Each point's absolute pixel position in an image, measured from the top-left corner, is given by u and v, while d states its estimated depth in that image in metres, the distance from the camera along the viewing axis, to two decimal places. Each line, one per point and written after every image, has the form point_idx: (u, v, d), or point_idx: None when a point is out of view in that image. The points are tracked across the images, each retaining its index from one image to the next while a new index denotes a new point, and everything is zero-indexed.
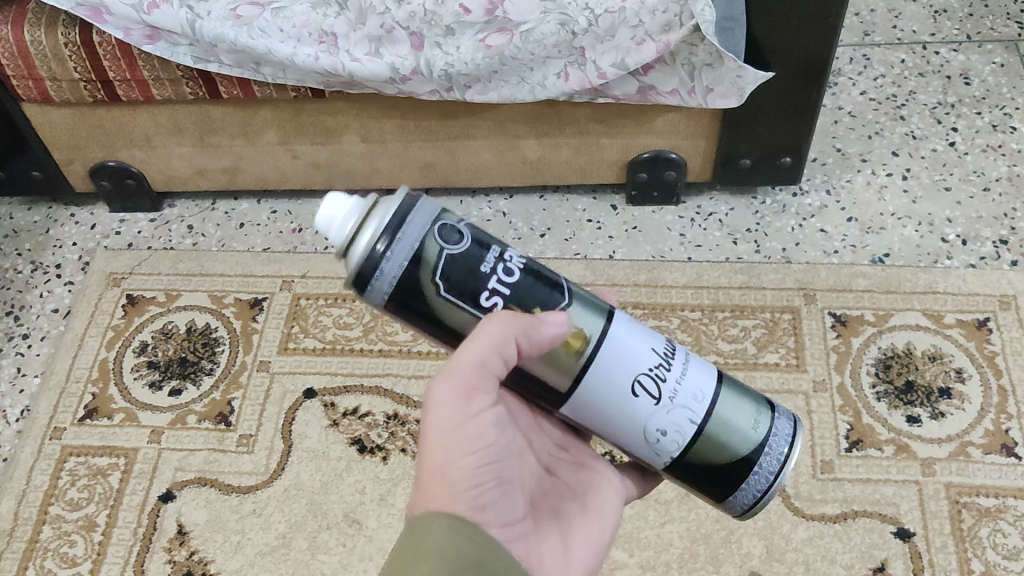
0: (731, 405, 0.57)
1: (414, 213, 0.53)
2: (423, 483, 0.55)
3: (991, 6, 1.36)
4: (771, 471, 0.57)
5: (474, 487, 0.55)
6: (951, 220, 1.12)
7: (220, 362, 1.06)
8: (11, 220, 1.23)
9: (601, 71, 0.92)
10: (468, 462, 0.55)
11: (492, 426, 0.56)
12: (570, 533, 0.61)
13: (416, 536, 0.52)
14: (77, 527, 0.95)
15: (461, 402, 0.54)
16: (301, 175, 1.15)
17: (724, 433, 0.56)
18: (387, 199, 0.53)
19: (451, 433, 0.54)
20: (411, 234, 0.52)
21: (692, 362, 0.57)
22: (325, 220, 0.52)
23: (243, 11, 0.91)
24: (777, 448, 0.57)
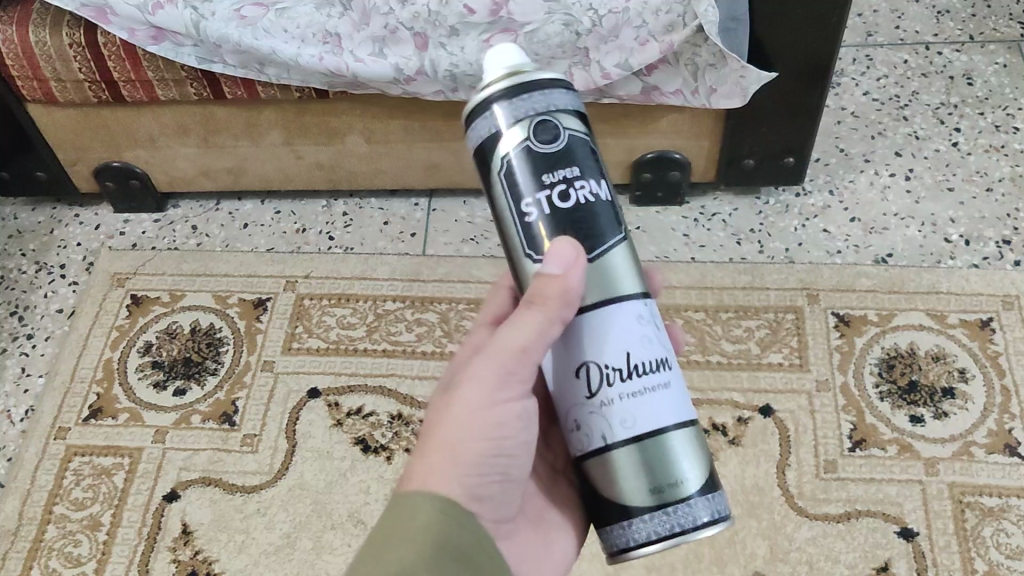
0: (660, 450, 0.51)
1: (557, 94, 0.51)
2: (429, 452, 0.54)
3: (993, 6, 1.37)
4: (659, 531, 0.51)
5: (480, 474, 0.54)
6: (954, 220, 1.12)
7: (224, 361, 1.06)
8: (15, 220, 1.23)
9: (606, 71, 0.92)
10: (484, 447, 0.54)
11: (515, 418, 0.55)
12: (544, 543, 0.62)
13: (403, 512, 0.50)
14: (82, 527, 0.95)
15: (491, 385, 0.54)
16: (306, 176, 1.15)
17: (631, 463, 0.51)
18: (548, 71, 0.51)
19: (476, 414, 0.54)
20: (533, 105, 0.50)
21: (662, 397, 0.52)
22: (487, 55, 0.52)
23: (248, 12, 0.92)
24: (680, 517, 0.51)
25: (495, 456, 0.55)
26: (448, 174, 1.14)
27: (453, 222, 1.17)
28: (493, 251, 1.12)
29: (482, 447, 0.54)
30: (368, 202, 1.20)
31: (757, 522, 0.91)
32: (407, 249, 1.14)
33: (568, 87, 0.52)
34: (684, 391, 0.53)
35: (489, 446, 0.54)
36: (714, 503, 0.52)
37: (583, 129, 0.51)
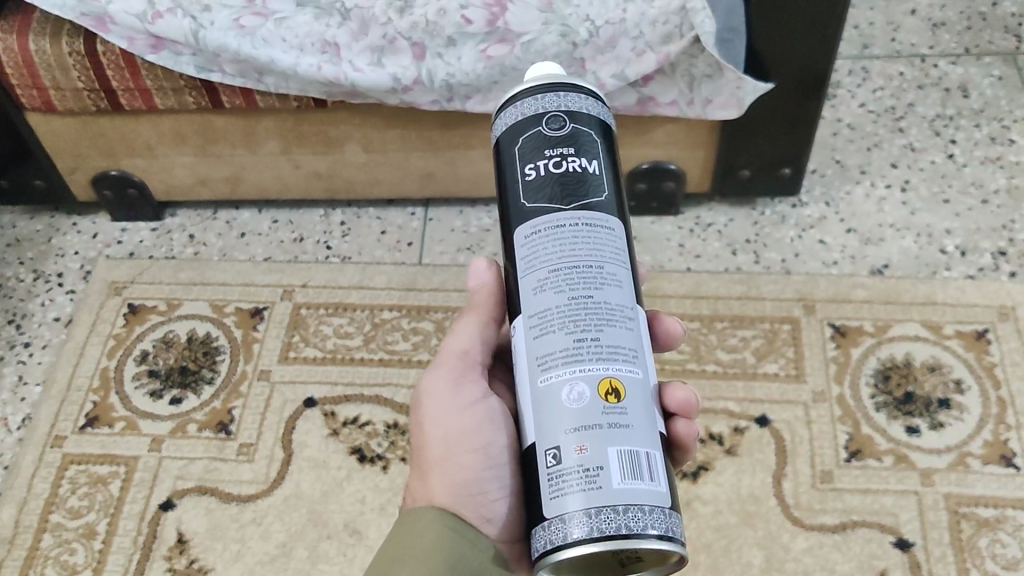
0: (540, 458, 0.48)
1: (516, 104, 0.52)
2: (427, 479, 0.57)
3: (989, 19, 1.37)
4: (541, 546, 0.47)
5: (476, 489, 0.55)
6: (950, 231, 1.12)
7: (221, 370, 1.06)
8: (13, 229, 1.23)
9: (601, 82, 0.92)
10: (471, 458, 0.56)
11: (488, 419, 0.57)
12: None
13: (409, 531, 0.53)
14: (78, 535, 0.95)
15: (458, 396, 0.58)
16: (303, 185, 1.16)
17: (531, 468, 0.49)
18: (522, 89, 0.52)
19: (449, 425, 0.58)
20: (501, 108, 0.53)
21: (537, 403, 0.49)
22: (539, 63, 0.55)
23: (246, 21, 0.92)
24: (557, 528, 0.46)
25: (485, 464, 0.56)
26: (444, 184, 1.14)
27: (449, 231, 1.17)
28: None
29: (469, 460, 0.56)
30: (366, 211, 1.20)
31: (751, 532, 0.91)
32: (404, 258, 1.14)
33: (510, 109, 0.52)
34: (533, 409, 0.49)
35: (477, 454, 0.56)
36: (539, 533, 0.47)
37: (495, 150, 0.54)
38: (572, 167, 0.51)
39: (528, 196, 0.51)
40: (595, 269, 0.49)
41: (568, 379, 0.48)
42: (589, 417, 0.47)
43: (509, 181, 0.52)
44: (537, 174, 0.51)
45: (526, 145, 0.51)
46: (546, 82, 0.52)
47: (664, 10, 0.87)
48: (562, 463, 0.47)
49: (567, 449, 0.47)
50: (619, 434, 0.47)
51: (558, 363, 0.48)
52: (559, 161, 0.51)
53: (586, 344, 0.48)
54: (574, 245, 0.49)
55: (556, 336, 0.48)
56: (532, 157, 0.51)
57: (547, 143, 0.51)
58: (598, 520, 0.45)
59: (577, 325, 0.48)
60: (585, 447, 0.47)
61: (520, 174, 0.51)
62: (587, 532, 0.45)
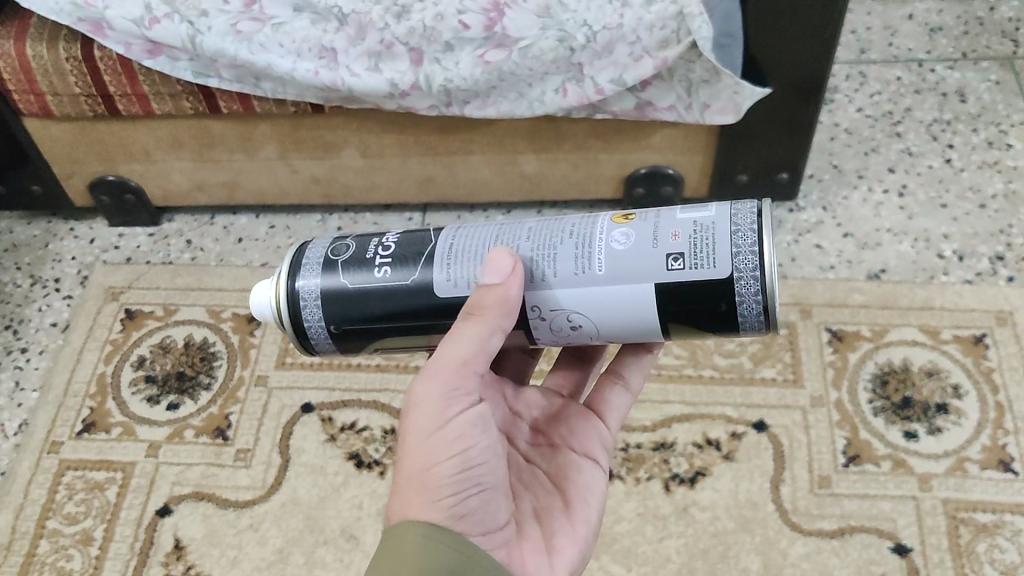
0: (674, 281, 0.53)
1: (306, 287, 0.58)
2: (403, 488, 0.56)
3: (985, 24, 1.37)
4: (748, 279, 0.52)
5: (457, 495, 0.56)
6: (948, 236, 1.12)
7: (218, 376, 1.06)
8: (11, 234, 1.23)
9: (600, 86, 0.93)
10: (451, 465, 0.56)
11: (472, 425, 0.57)
12: (552, 532, 0.62)
13: (394, 549, 0.53)
14: (75, 541, 0.95)
15: (445, 405, 0.56)
16: (300, 190, 1.16)
17: (674, 291, 0.53)
18: (287, 278, 0.58)
19: (430, 434, 0.56)
20: (307, 305, 0.58)
21: (622, 268, 0.54)
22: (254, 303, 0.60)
23: (244, 26, 0.91)
24: (744, 278, 0.52)
25: (464, 470, 0.56)
26: (442, 189, 1.14)
27: None
28: None
29: (449, 467, 0.56)
30: (363, 216, 1.20)
31: (749, 537, 0.91)
32: None
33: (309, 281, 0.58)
34: (624, 281, 0.54)
35: (455, 461, 0.56)
36: (743, 292, 0.52)
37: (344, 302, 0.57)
38: (394, 240, 0.59)
39: (406, 276, 0.57)
40: (517, 223, 0.58)
41: (610, 242, 0.55)
42: (645, 229, 0.55)
43: (378, 298, 0.57)
44: (389, 266, 0.57)
45: (353, 271, 0.57)
46: (288, 267, 0.59)
47: (662, 15, 0.86)
48: (684, 254, 0.53)
49: (674, 248, 0.53)
50: (668, 213, 0.55)
51: (593, 244, 0.55)
52: (383, 245, 0.58)
53: (579, 224, 0.57)
54: (486, 228, 0.58)
55: (563, 248, 0.56)
56: (370, 271, 0.57)
57: (362, 252, 0.58)
58: (743, 234, 0.52)
59: (558, 228, 0.57)
60: (674, 230, 0.54)
61: (380, 281, 0.57)
62: (754, 232, 0.52)
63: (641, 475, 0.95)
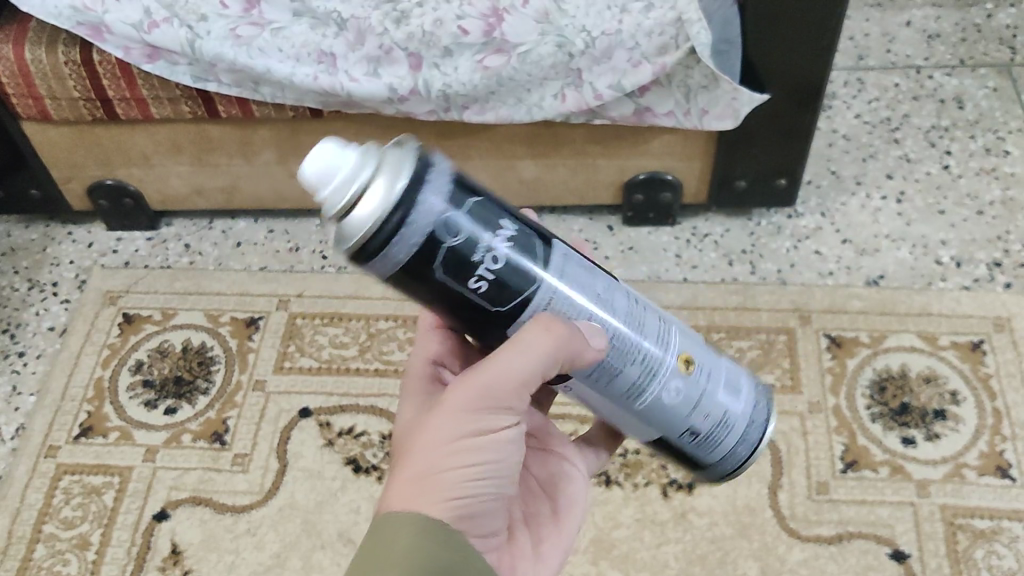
0: (680, 444, 0.58)
1: (415, 216, 0.47)
2: (411, 479, 0.54)
3: (983, 31, 1.38)
4: (722, 467, 0.60)
5: (466, 501, 0.55)
6: (945, 242, 1.12)
7: (215, 380, 1.06)
8: (9, 238, 1.23)
9: (598, 92, 0.93)
10: (468, 475, 0.55)
11: (502, 446, 0.56)
12: (538, 540, 0.63)
13: (392, 537, 0.51)
14: (71, 546, 0.95)
15: (485, 416, 0.55)
16: (299, 196, 1.16)
17: (672, 446, 0.59)
18: (403, 186, 0.46)
19: (459, 438, 0.55)
20: (399, 236, 0.47)
21: (652, 418, 0.56)
22: (320, 161, 0.47)
23: (243, 31, 0.92)
24: (720, 465, 0.60)
25: (479, 482, 0.55)
26: None
27: None
28: None
29: (466, 475, 0.55)
30: None
31: (748, 543, 0.91)
32: None
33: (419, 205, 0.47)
34: (649, 420, 0.56)
35: (479, 469, 0.55)
36: (710, 469, 0.61)
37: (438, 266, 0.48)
38: (507, 249, 0.49)
39: (497, 303, 0.50)
40: (607, 304, 0.53)
41: (664, 394, 0.55)
42: (693, 394, 0.56)
43: (452, 299, 0.49)
44: (488, 283, 0.49)
45: (452, 267, 0.48)
46: (408, 173, 0.47)
47: (660, 21, 0.87)
48: (702, 437, 0.58)
49: (698, 427, 0.57)
50: (715, 384, 0.57)
51: (650, 384, 0.55)
52: (493, 252, 0.49)
53: (654, 353, 0.54)
54: (579, 296, 0.52)
55: (625, 371, 0.54)
56: (464, 277, 0.49)
57: (470, 247, 0.48)
58: (740, 446, 0.60)
59: (636, 344, 0.53)
60: (709, 411, 0.57)
61: (468, 293, 0.49)
62: (748, 444, 0.60)
63: (640, 481, 0.95)
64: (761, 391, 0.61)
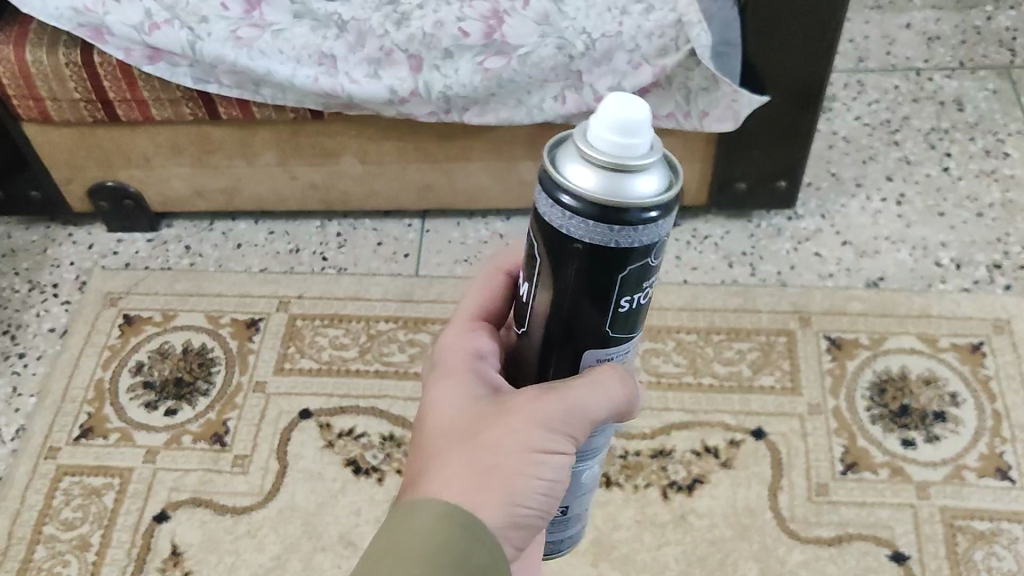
0: (546, 513, 0.58)
1: (657, 226, 0.40)
2: (470, 472, 0.48)
3: (983, 34, 1.38)
4: (528, 550, 0.61)
5: (520, 509, 0.49)
6: (945, 244, 1.13)
7: (216, 381, 1.06)
8: (9, 239, 1.23)
9: (599, 95, 0.92)
10: (532, 485, 0.49)
11: (565, 466, 0.51)
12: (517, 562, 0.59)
13: (419, 525, 0.45)
14: (71, 547, 0.94)
15: (561, 435, 0.49)
16: (299, 197, 1.16)
17: None
18: (668, 196, 0.40)
19: (529, 446, 0.49)
20: (633, 236, 0.40)
21: (561, 481, 0.55)
22: (634, 114, 0.38)
23: (244, 33, 0.92)
24: (528, 548, 0.61)
25: (536, 496, 0.49)
26: (441, 196, 1.14)
27: (445, 243, 1.18)
28: None
29: (531, 484, 0.49)
30: (362, 223, 1.21)
31: (748, 545, 0.91)
32: (401, 269, 1.15)
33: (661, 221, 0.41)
34: (554, 486, 0.56)
35: (539, 484, 0.49)
36: (519, 546, 0.61)
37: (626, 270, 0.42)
38: (641, 289, 0.46)
39: (613, 329, 0.46)
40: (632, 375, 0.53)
41: (583, 473, 0.56)
42: (588, 486, 0.58)
43: (593, 300, 0.44)
44: (625, 310, 0.45)
45: (629, 280, 0.43)
46: (676, 187, 0.40)
47: (660, 24, 0.87)
48: (562, 517, 0.59)
49: (569, 508, 0.58)
50: (593, 488, 0.60)
51: (588, 460, 0.55)
52: (642, 296, 0.45)
53: (608, 439, 0.56)
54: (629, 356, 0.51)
55: (594, 437, 0.53)
56: (619, 294, 0.44)
57: (643, 274, 0.44)
58: (550, 543, 0.62)
59: (614, 425, 0.54)
60: (581, 504, 0.59)
61: (605, 310, 0.44)
62: (562, 545, 0.62)
63: (640, 483, 0.95)
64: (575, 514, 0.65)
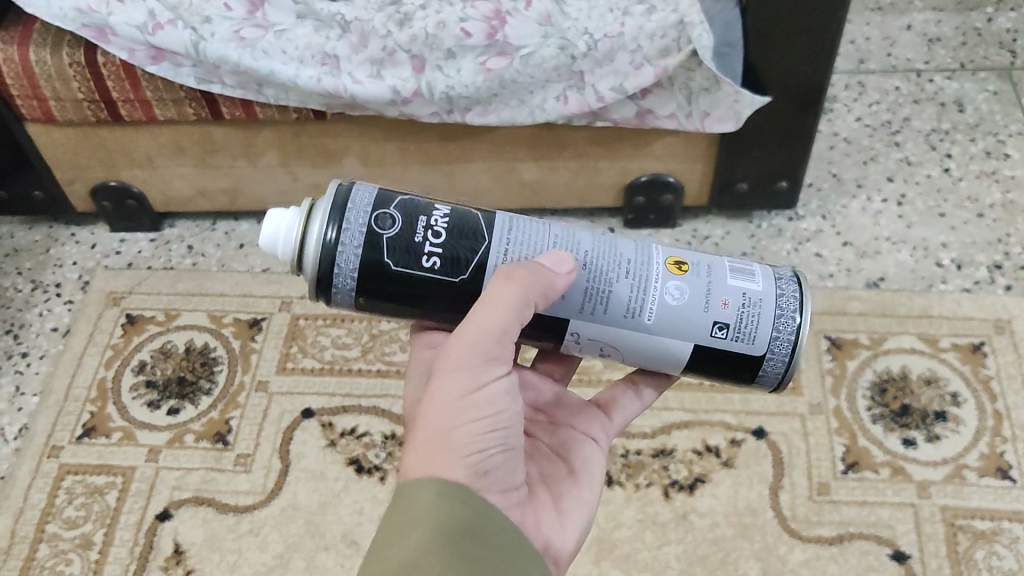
0: (702, 348, 0.60)
1: (357, 205, 0.57)
2: (421, 444, 0.55)
3: (983, 35, 1.38)
4: (793, 348, 0.60)
5: (480, 453, 0.55)
6: (946, 245, 1.13)
7: (218, 381, 1.06)
8: (12, 239, 1.23)
9: (601, 95, 0.93)
10: (477, 425, 0.55)
11: (505, 394, 0.57)
12: (561, 496, 0.64)
13: (407, 506, 0.52)
14: (74, 546, 0.95)
15: (476, 369, 0.55)
16: (301, 197, 1.16)
17: (692, 355, 0.60)
18: (338, 192, 0.57)
19: (456, 397, 0.55)
20: (348, 223, 0.56)
21: (672, 319, 0.59)
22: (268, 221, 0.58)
23: (247, 33, 0.92)
24: (788, 347, 0.60)
25: (489, 431, 0.56)
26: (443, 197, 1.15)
27: None
28: None
29: (476, 426, 0.55)
30: None
31: (749, 544, 0.91)
32: None
33: (362, 197, 0.57)
34: (670, 334, 0.59)
35: (488, 423, 0.56)
36: (771, 364, 0.60)
37: (384, 240, 0.56)
38: (444, 224, 0.57)
39: (455, 275, 0.57)
40: (567, 242, 0.59)
41: (667, 296, 0.59)
42: (697, 287, 0.59)
43: (416, 284, 0.57)
44: (437, 257, 0.56)
45: (398, 250, 0.56)
46: (339, 190, 0.57)
47: (662, 24, 0.87)
48: (724, 329, 0.59)
49: (723, 317, 0.59)
50: (711, 271, 0.60)
51: (650, 289, 0.59)
52: (433, 229, 0.57)
53: (633, 263, 0.59)
54: (532, 244, 0.58)
55: (618, 286, 0.58)
56: (415, 257, 0.56)
57: (410, 229, 0.56)
58: (789, 317, 0.60)
59: (619, 262, 0.59)
60: (724, 298, 0.59)
61: (423, 276, 0.56)
62: (797, 321, 0.60)
63: (641, 482, 0.95)
64: (790, 279, 0.61)
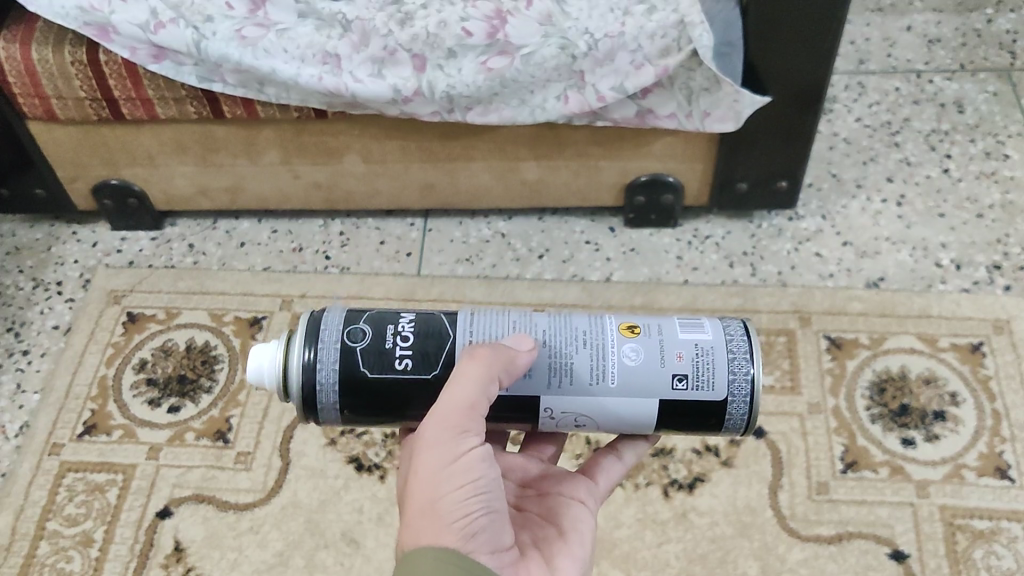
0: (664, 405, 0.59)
1: (331, 326, 0.58)
2: (412, 519, 0.56)
3: (983, 36, 1.39)
4: (750, 388, 0.59)
5: (467, 522, 0.55)
6: (945, 245, 1.13)
7: (219, 379, 1.06)
8: (13, 237, 1.24)
9: (601, 94, 0.94)
10: (460, 493, 0.56)
11: (482, 461, 0.57)
12: (553, 558, 0.62)
13: (408, 574, 0.54)
14: (75, 543, 0.95)
15: (450, 444, 0.56)
16: (302, 196, 1.16)
17: (656, 412, 0.59)
18: (310, 318, 0.59)
19: (436, 470, 0.56)
20: (323, 343, 0.58)
21: (632, 381, 0.59)
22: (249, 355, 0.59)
23: (249, 32, 0.92)
24: (747, 387, 0.59)
25: (472, 498, 0.56)
26: (444, 196, 1.15)
27: (447, 243, 1.18)
28: (488, 272, 1.15)
29: (460, 495, 0.56)
30: (365, 222, 1.21)
31: (748, 543, 0.91)
32: (404, 269, 1.15)
33: (335, 317, 0.59)
34: (629, 399, 0.59)
35: (471, 491, 0.56)
36: (735, 406, 0.59)
37: (360, 352, 0.58)
38: (412, 328, 0.59)
39: (429, 371, 0.58)
40: (522, 323, 0.60)
41: (624, 357, 0.59)
42: (651, 345, 0.59)
43: (395, 389, 0.58)
44: (410, 359, 0.58)
45: (372, 357, 0.58)
46: (310, 318, 0.59)
47: (662, 24, 0.88)
48: (681, 379, 0.58)
49: (679, 369, 0.58)
50: (662, 328, 0.60)
51: (606, 353, 0.59)
52: (402, 334, 0.59)
53: (587, 333, 0.60)
54: (491, 331, 0.60)
55: (576, 356, 0.59)
56: (390, 361, 0.58)
57: (381, 339, 0.58)
58: (741, 359, 0.59)
59: (572, 333, 0.60)
60: (678, 351, 0.59)
61: (399, 377, 0.58)
62: (750, 361, 0.59)
63: (640, 481, 0.95)
64: (738, 327, 0.61)
